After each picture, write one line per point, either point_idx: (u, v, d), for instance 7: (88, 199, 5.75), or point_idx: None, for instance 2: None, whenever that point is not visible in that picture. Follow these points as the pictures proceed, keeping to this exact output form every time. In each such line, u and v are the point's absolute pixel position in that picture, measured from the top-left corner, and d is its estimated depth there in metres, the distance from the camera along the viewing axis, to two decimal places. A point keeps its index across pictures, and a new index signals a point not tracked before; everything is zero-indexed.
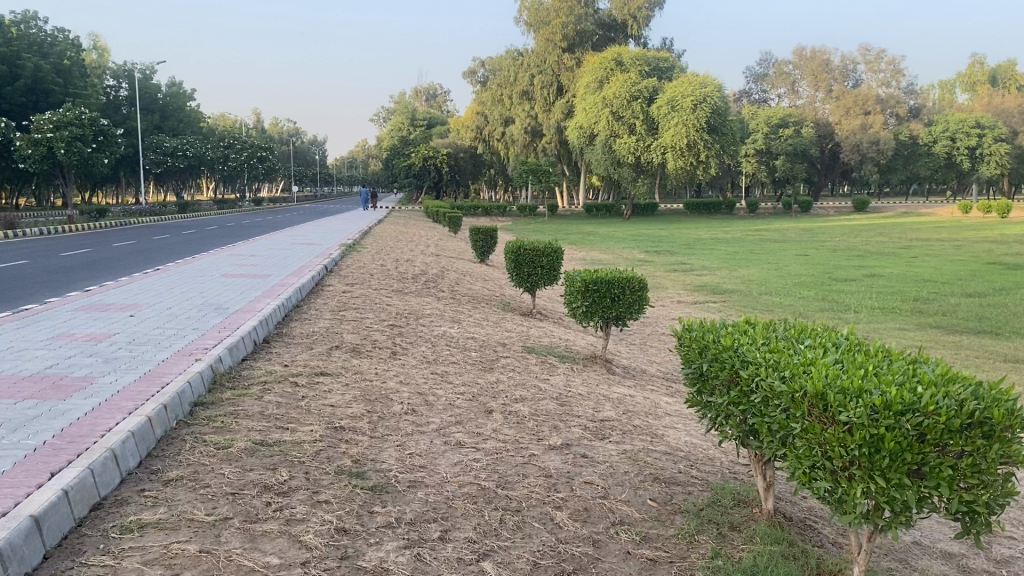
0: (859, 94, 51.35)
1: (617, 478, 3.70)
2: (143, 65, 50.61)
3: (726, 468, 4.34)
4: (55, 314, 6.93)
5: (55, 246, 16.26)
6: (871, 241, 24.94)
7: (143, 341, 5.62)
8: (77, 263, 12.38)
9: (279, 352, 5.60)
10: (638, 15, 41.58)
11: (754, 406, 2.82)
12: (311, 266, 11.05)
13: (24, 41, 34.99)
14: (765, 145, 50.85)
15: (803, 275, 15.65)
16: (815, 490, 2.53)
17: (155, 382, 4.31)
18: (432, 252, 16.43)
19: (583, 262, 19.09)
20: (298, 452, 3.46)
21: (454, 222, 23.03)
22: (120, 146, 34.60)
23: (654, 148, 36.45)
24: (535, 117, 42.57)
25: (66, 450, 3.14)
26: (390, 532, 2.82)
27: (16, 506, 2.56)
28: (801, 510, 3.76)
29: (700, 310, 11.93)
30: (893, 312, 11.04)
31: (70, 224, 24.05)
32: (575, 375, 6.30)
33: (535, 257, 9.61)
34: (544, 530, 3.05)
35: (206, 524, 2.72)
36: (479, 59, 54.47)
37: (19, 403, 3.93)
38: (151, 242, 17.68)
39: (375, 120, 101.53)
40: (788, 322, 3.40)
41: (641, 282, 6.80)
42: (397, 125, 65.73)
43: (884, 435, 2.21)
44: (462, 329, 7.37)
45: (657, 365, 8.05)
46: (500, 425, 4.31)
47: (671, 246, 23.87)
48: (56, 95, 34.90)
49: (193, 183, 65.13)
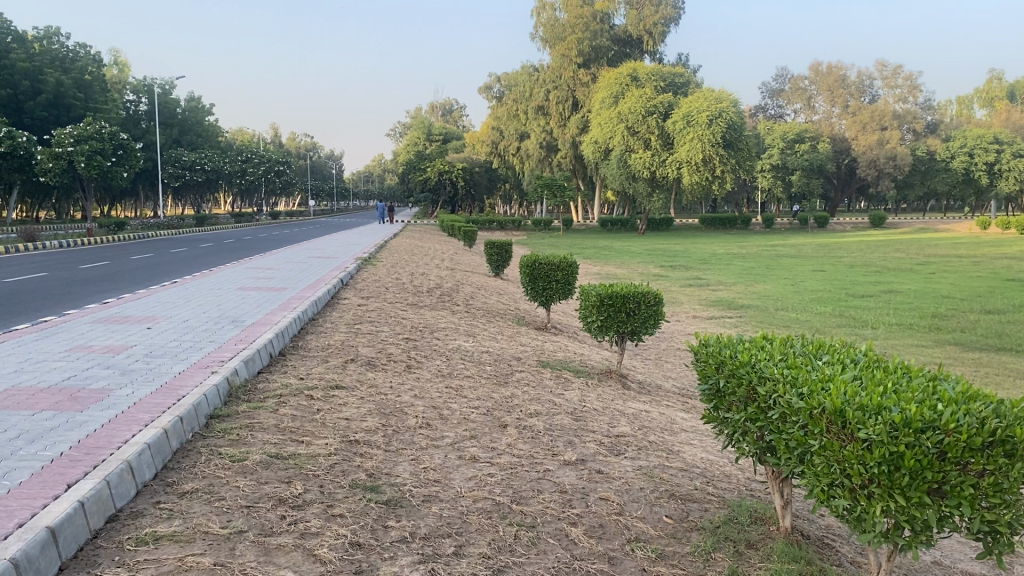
0: (875, 110, 50.70)
1: (632, 494, 3.67)
2: (163, 80, 51.16)
3: (743, 485, 4.31)
4: (73, 326, 6.99)
5: (74, 259, 16.32)
6: (889, 257, 24.80)
7: (161, 354, 5.63)
8: (95, 276, 12.46)
9: (294, 365, 5.61)
10: (653, 31, 41.83)
11: (771, 422, 2.80)
12: (328, 279, 11.11)
13: (47, 56, 35.50)
14: (781, 161, 50.70)
15: (819, 291, 15.55)
16: (833, 507, 2.51)
17: (172, 394, 4.32)
18: (448, 266, 16.43)
19: (597, 277, 19.09)
20: (313, 466, 3.46)
21: (468, 235, 23.03)
22: (140, 159, 34.94)
23: (669, 163, 36.44)
24: (551, 132, 42.87)
25: (84, 460, 3.16)
26: (404, 547, 2.81)
27: (32, 517, 2.57)
28: (818, 528, 3.72)
29: (716, 325, 11.90)
30: (911, 328, 10.93)
31: (89, 236, 24.31)
32: (589, 390, 6.26)
33: (550, 270, 9.60)
34: (559, 546, 3.02)
35: (220, 537, 2.71)
36: (495, 75, 55.05)
37: (36, 415, 3.96)
38: (168, 255, 17.72)
39: (393, 135, 102.29)
40: (806, 336, 3.37)
41: (656, 296, 6.77)
42: (413, 140, 66.27)
43: (902, 453, 2.20)
44: (476, 343, 7.36)
45: (672, 381, 8.00)
46: (515, 440, 4.31)
47: (686, 262, 23.85)
48: (77, 109, 35.42)
49: (211, 197, 65.72)
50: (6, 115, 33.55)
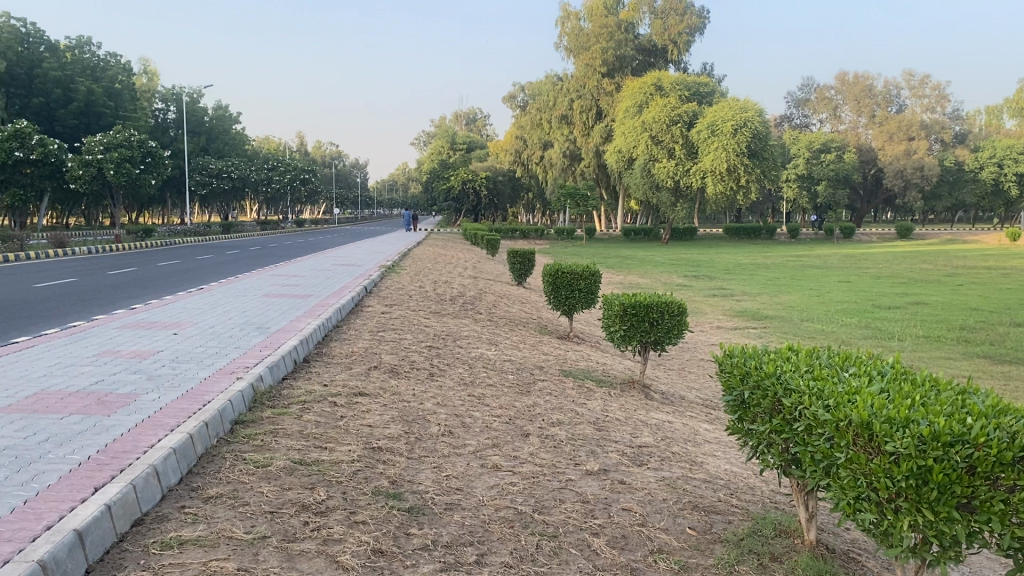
0: (902, 120, 51.23)
1: (655, 505, 3.65)
2: (191, 90, 51.92)
3: (768, 498, 4.26)
4: (103, 331, 7.12)
5: (104, 265, 16.52)
6: (915, 268, 24.51)
7: (187, 359, 5.71)
8: (123, 281, 12.63)
9: (318, 372, 5.63)
10: (678, 40, 41.74)
11: (797, 435, 2.78)
12: (352, 287, 11.13)
13: (79, 65, 36.30)
14: (807, 170, 50.32)
15: (846, 301, 15.42)
16: (860, 522, 2.49)
17: (197, 399, 4.36)
18: (471, 275, 16.41)
19: (620, 287, 19.04)
20: (336, 472, 3.47)
21: (492, 244, 23.03)
22: (168, 168, 35.41)
23: (693, 173, 36.36)
24: (575, 141, 42.85)
25: (110, 464, 3.19)
26: (426, 554, 2.81)
27: (59, 520, 2.59)
28: (844, 542, 3.68)
29: (741, 335, 11.81)
30: (938, 341, 10.79)
31: (118, 243, 24.61)
32: (612, 400, 6.23)
33: (572, 279, 9.57)
34: (581, 556, 3.01)
35: (244, 542, 2.73)
36: (520, 84, 55.30)
37: (66, 419, 4.00)
38: (196, 262, 17.95)
39: (417, 144, 102.97)
40: (833, 348, 3.34)
41: (680, 306, 6.73)
42: (437, 149, 66.72)
43: (931, 467, 2.17)
44: (499, 351, 7.36)
45: (696, 392, 7.95)
46: (537, 449, 4.30)
47: (709, 271, 23.74)
48: (107, 118, 36.01)
49: (238, 206, 66.41)
50: (39, 122, 34.15)
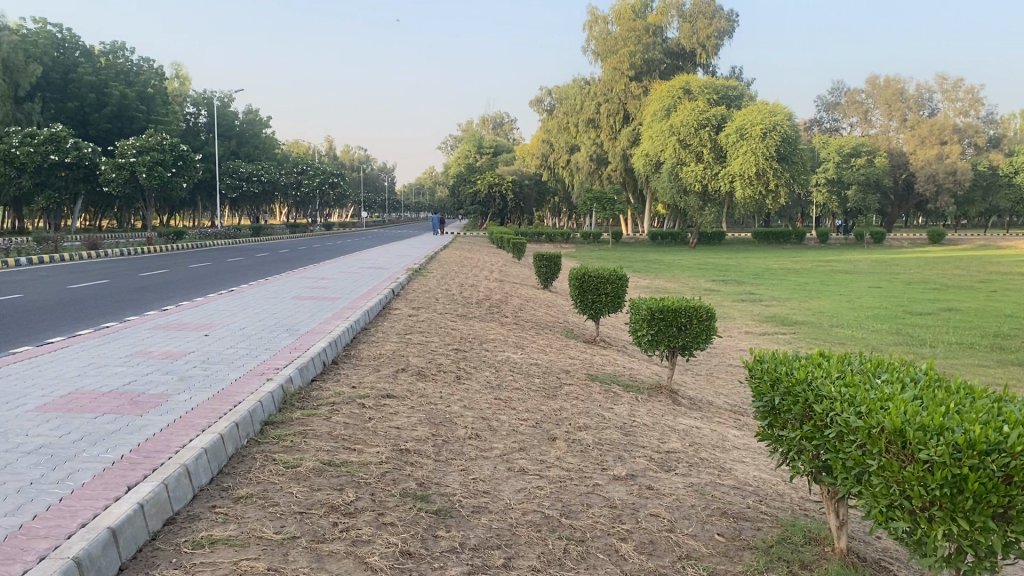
0: (934, 124, 50.50)
1: (683, 511, 3.63)
2: (221, 94, 52.60)
3: (797, 504, 4.22)
4: (135, 332, 7.23)
5: (135, 267, 16.77)
6: (948, 274, 24.08)
7: (218, 359, 5.79)
8: (154, 283, 12.84)
9: (346, 374, 5.67)
10: (707, 44, 41.51)
11: (828, 441, 2.74)
12: (379, 289, 11.22)
13: (113, 69, 36.94)
14: (837, 175, 49.76)
15: (876, 308, 15.22)
16: (893, 531, 2.45)
17: (228, 400, 4.41)
18: (497, 278, 16.42)
19: (648, 291, 18.94)
20: (365, 473, 3.49)
21: (519, 247, 23.04)
22: (200, 171, 35.80)
23: (721, 177, 36.07)
24: (601, 145, 42.75)
25: (143, 464, 3.23)
26: (455, 557, 2.82)
27: (95, 517, 2.64)
28: (875, 551, 3.63)
29: (770, 341, 11.69)
30: (972, 348, 10.61)
31: (149, 245, 24.95)
32: (639, 405, 6.21)
33: (599, 283, 9.54)
34: (609, 561, 3.00)
35: (274, 542, 2.75)
36: (547, 88, 55.39)
37: (99, 419, 4.07)
38: (227, 264, 18.15)
39: (444, 148, 103.38)
40: (865, 353, 3.28)
41: (709, 311, 6.68)
42: (464, 153, 66.94)
43: (967, 476, 2.13)
44: (526, 355, 7.38)
45: (724, 397, 7.90)
46: (564, 453, 4.29)
47: (738, 276, 23.53)
48: (140, 121, 36.40)
49: (268, 209, 67.06)
50: (74, 126, 34.85)
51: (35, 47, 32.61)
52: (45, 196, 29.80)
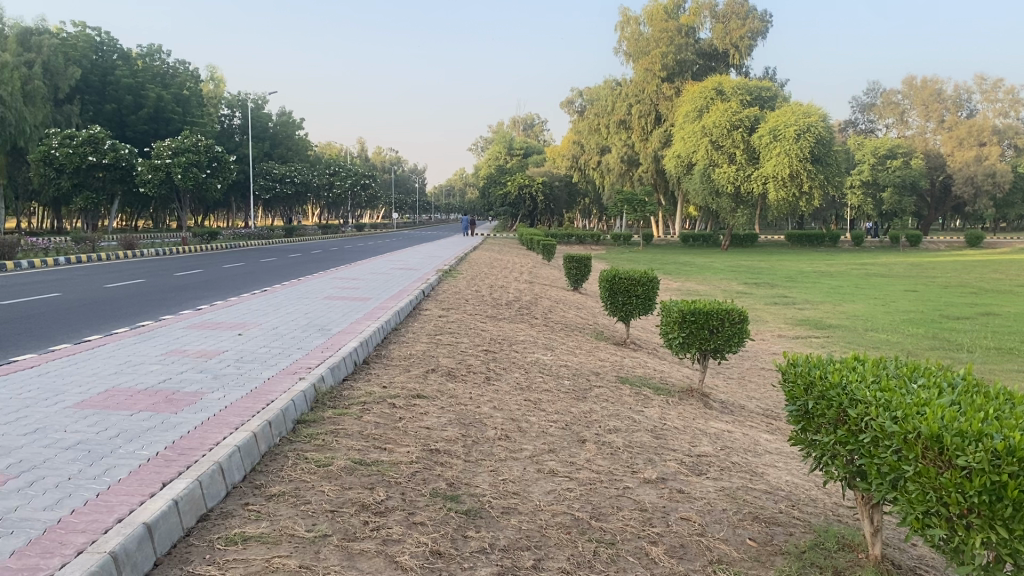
0: (973, 126, 49.66)
1: (714, 515, 3.60)
2: (256, 96, 53.22)
3: (830, 510, 4.16)
4: (170, 330, 7.31)
5: (171, 266, 17.05)
6: (986, 277, 23.64)
7: (251, 358, 5.84)
8: (189, 283, 13.03)
9: (377, 374, 5.70)
10: (740, 44, 41.16)
11: (863, 446, 2.70)
12: (410, 290, 11.28)
13: (150, 72, 37.53)
14: (872, 177, 49.07)
15: (913, 312, 14.96)
16: (929, 538, 2.42)
17: (261, 399, 4.44)
18: (526, 279, 16.38)
19: (678, 293, 18.84)
20: (395, 473, 3.50)
21: (549, 250, 22.99)
22: (234, 172, 36.22)
23: (754, 178, 35.71)
24: (633, 146, 42.57)
25: (178, 460, 3.28)
26: (484, 557, 2.82)
27: (130, 513, 2.68)
28: (910, 558, 3.56)
29: (803, 345, 11.54)
30: (1011, 353, 10.39)
31: (184, 246, 25.30)
32: (670, 408, 6.18)
33: (629, 285, 9.49)
34: (639, 565, 2.98)
35: (305, 541, 2.76)
36: (578, 90, 55.35)
37: (135, 416, 4.12)
38: (261, 264, 18.32)
39: (475, 150, 103.75)
40: (901, 359, 3.23)
41: (741, 314, 6.62)
42: (495, 154, 67.11)
43: (1006, 483, 2.09)
44: (555, 357, 7.36)
45: (756, 401, 7.82)
46: (594, 455, 4.28)
47: (771, 279, 23.31)
48: (176, 123, 36.90)
49: (300, 210, 67.71)
50: (111, 128, 35.47)
51: (74, 51, 33.32)
52: (83, 196, 30.31)
